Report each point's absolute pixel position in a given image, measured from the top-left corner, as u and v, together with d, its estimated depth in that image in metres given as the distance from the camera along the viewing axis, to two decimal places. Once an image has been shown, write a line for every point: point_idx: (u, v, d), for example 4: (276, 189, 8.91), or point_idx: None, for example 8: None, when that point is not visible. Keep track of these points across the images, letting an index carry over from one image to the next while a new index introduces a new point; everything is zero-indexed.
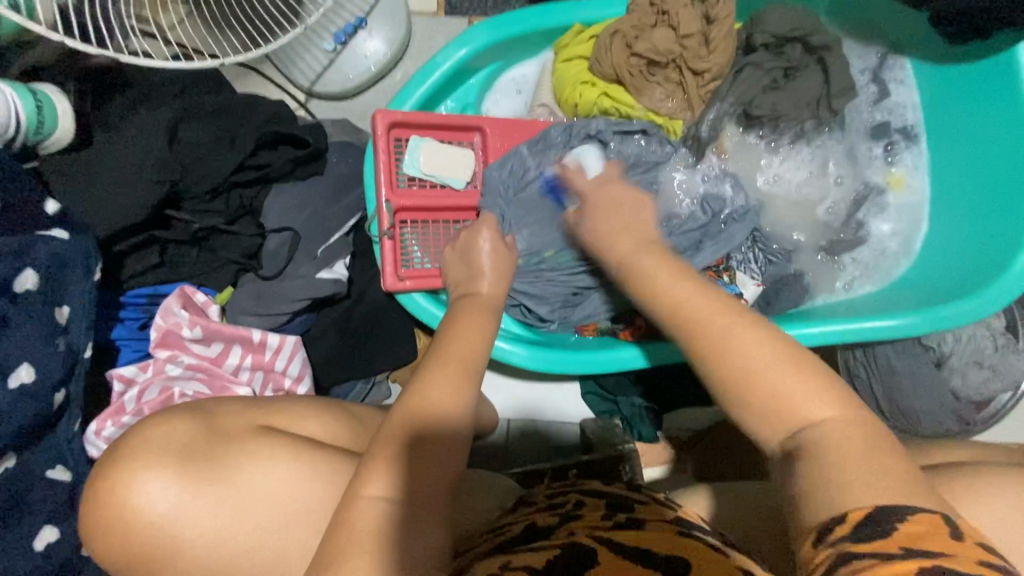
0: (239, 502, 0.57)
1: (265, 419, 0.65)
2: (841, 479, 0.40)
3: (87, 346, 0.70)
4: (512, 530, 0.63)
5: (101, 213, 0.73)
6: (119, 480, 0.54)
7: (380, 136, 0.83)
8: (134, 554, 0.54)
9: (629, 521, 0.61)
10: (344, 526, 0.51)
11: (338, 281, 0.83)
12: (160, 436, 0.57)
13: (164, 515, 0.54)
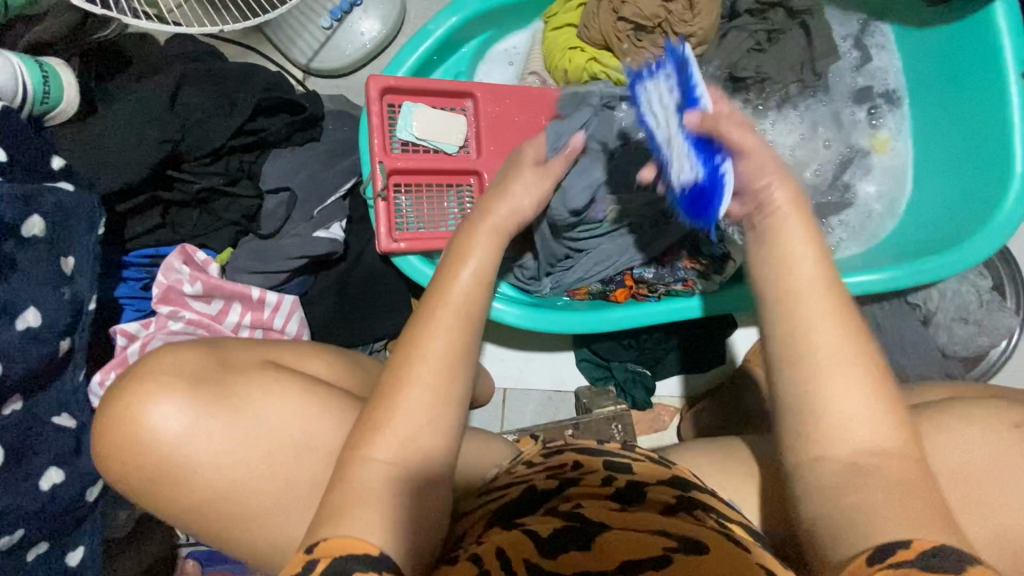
0: (249, 431, 0.60)
1: (271, 356, 0.68)
2: (871, 518, 0.44)
3: (92, 298, 0.72)
4: (510, 493, 0.64)
5: (105, 170, 0.75)
6: (137, 397, 0.58)
7: (374, 101, 0.86)
8: (145, 468, 0.58)
9: (629, 485, 0.63)
10: (346, 486, 0.52)
11: (335, 241, 0.87)
12: (171, 362, 0.61)
13: (173, 440, 0.58)
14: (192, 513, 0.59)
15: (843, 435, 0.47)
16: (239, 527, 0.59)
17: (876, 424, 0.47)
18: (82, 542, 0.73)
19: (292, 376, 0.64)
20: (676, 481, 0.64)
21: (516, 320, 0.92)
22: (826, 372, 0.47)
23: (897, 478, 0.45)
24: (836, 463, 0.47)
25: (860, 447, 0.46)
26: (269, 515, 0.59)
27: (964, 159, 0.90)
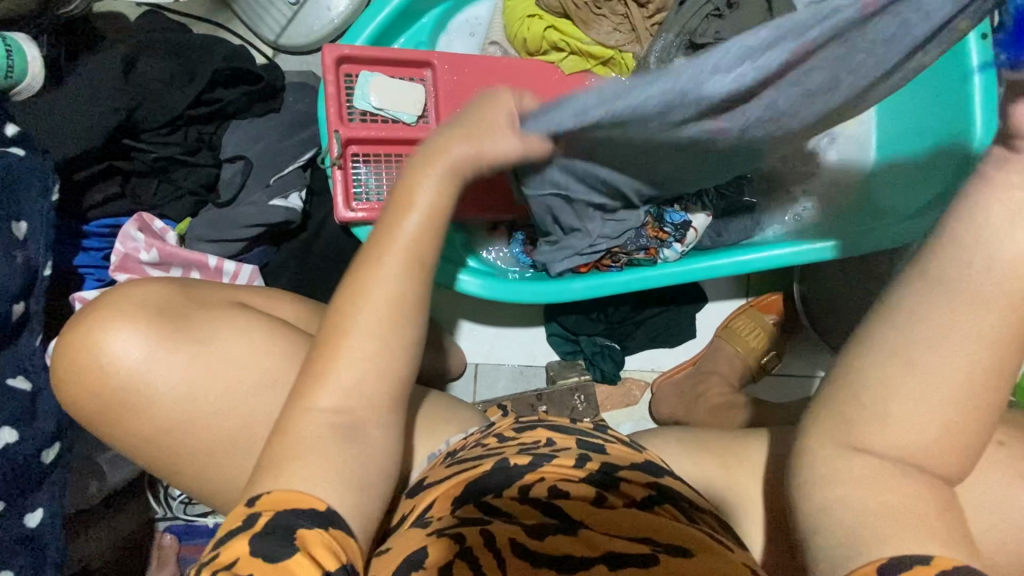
0: (213, 363, 0.59)
1: (242, 299, 0.68)
2: (891, 532, 0.43)
3: (46, 263, 0.73)
4: (484, 467, 0.66)
5: (60, 137, 0.76)
6: (99, 327, 0.58)
7: (329, 69, 0.86)
8: (102, 400, 0.58)
9: (603, 469, 0.67)
10: (294, 431, 0.52)
11: (291, 211, 0.87)
12: (138, 294, 0.62)
13: (131, 369, 0.58)
14: (144, 453, 0.60)
15: (898, 442, 0.44)
16: (186, 478, 0.61)
17: (940, 451, 0.44)
18: (42, 504, 0.74)
19: (255, 322, 0.63)
20: (644, 466, 0.69)
21: (479, 291, 0.93)
22: (947, 341, 0.43)
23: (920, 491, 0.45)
24: (875, 461, 0.45)
25: (902, 451, 0.44)
26: (212, 467, 0.60)
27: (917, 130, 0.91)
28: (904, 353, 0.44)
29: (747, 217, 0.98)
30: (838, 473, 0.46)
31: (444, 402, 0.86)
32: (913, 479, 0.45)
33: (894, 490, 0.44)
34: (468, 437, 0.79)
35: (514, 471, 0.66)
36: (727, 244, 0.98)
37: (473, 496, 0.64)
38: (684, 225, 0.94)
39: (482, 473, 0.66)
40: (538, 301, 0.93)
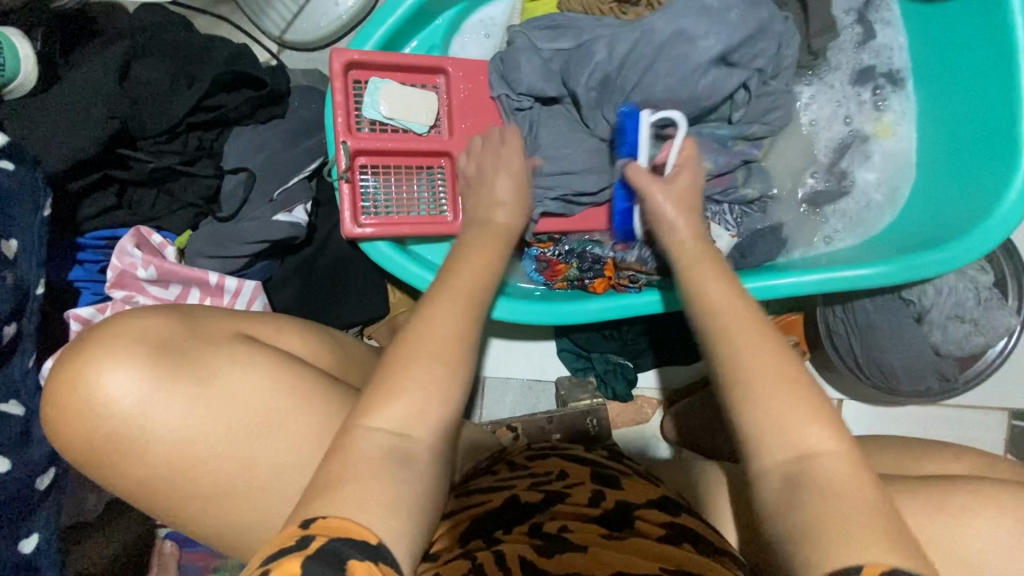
0: (216, 402, 0.56)
1: (244, 327, 0.64)
2: (840, 534, 0.44)
3: (38, 282, 0.69)
4: (492, 503, 0.65)
5: (51, 148, 0.72)
6: (90, 366, 0.53)
7: (336, 76, 0.82)
8: (88, 444, 0.54)
9: (616, 506, 0.64)
10: (340, 453, 0.49)
11: (296, 226, 0.83)
12: (133, 328, 0.56)
13: (130, 411, 0.54)
14: (138, 496, 0.57)
15: (787, 437, 0.50)
16: (186, 520, 0.58)
17: (812, 426, 0.50)
18: (38, 529, 0.71)
19: (258, 355, 0.60)
20: (660, 501, 0.65)
21: (489, 310, 0.88)
22: (757, 365, 0.53)
23: (838, 476, 0.48)
24: (779, 471, 0.50)
25: (801, 448, 0.49)
26: (218, 515, 0.57)
27: (951, 159, 0.87)
28: (751, 398, 0.52)
29: (774, 234, 0.92)
30: (767, 497, 0.50)
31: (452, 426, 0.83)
32: (822, 463, 0.49)
33: (822, 486, 0.47)
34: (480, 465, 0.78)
35: (526, 502, 0.64)
36: (753, 265, 0.91)
37: (481, 534, 0.61)
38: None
39: (490, 508, 0.64)
40: (549, 322, 0.89)
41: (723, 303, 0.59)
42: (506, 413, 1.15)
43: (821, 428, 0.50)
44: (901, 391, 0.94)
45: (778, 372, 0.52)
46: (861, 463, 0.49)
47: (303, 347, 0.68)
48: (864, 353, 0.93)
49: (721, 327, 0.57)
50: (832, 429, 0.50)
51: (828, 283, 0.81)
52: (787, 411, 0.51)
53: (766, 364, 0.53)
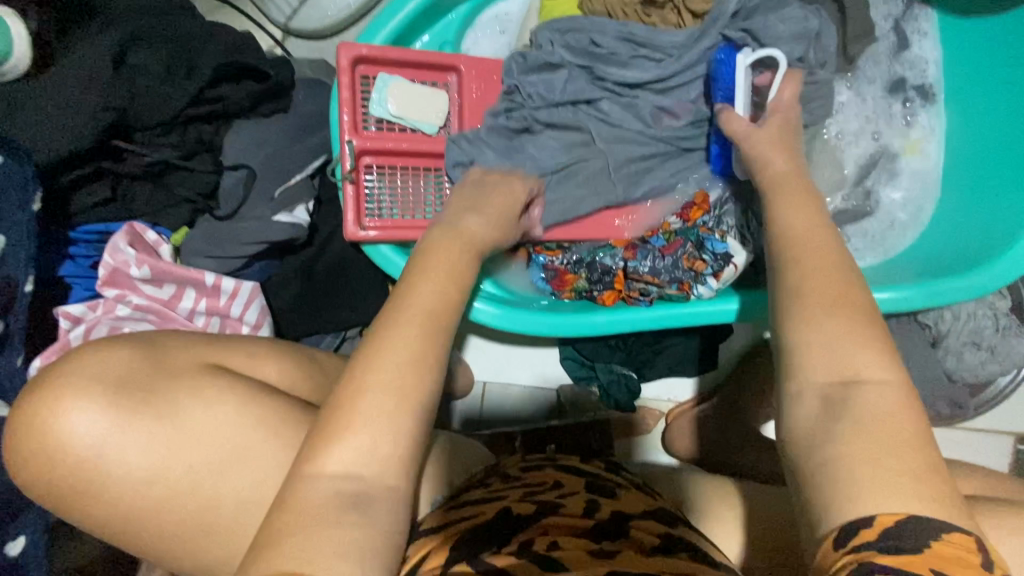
0: (173, 439, 0.56)
1: (214, 357, 0.64)
2: (868, 471, 0.39)
3: (27, 279, 0.67)
4: (485, 515, 0.60)
5: (45, 139, 0.69)
6: (49, 405, 0.54)
7: (344, 72, 0.78)
8: (60, 482, 0.54)
9: (612, 518, 0.61)
10: (304, 479, 0.45)
11: (297, 226, 0.80)
12: (98, 360, 0.57)
13: (86, 450, 0.54)
14: (126, 521, 0.55)
15: (832, 359, 0.43)
16: (174, 538, 0.56)
17: (868, 355, 0.43)
18: (25, 531, 0.70)
19: (242, 388, 0.60)
20: (657, 514, 0.62)
21: (493, 321, 0.86)
22: (801, 286, 0.46)
23: (883, 409, 0.41)
24: (814, 402, 0.43)
25: (843, 372, 0.43)
26: (196, 549, 0.57)
27: (982, 182, 0.84)
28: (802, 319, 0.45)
29: None
30: (800, 422, 0.44)
31: (446, 439, 0.81)
32: (867, 390, 0.42)
33: (864, 416, 0.41)
34: (473, 475, 0.74)
35: (516, 518, 0.59)
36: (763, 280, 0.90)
37: (468, 546, 0.56)
38: (726, 256, 0.83)
39: (482, 520, 0.59)
40: (550, 332, 0.86)
41: (807, 233, 0.50)
42: (505, 419, 1.13)
43: (871, 355, 0.43)
44: None
45: (831, 289, 0.45)
46: (915, 404, 0.42)
47: (279, 376, 0.68)
48: None
49: (789, 246, 0.49)
50: (885, 360, 0.43)
51: None
52: (843, 341, 0.43)
53: (824, 279, 0.46)
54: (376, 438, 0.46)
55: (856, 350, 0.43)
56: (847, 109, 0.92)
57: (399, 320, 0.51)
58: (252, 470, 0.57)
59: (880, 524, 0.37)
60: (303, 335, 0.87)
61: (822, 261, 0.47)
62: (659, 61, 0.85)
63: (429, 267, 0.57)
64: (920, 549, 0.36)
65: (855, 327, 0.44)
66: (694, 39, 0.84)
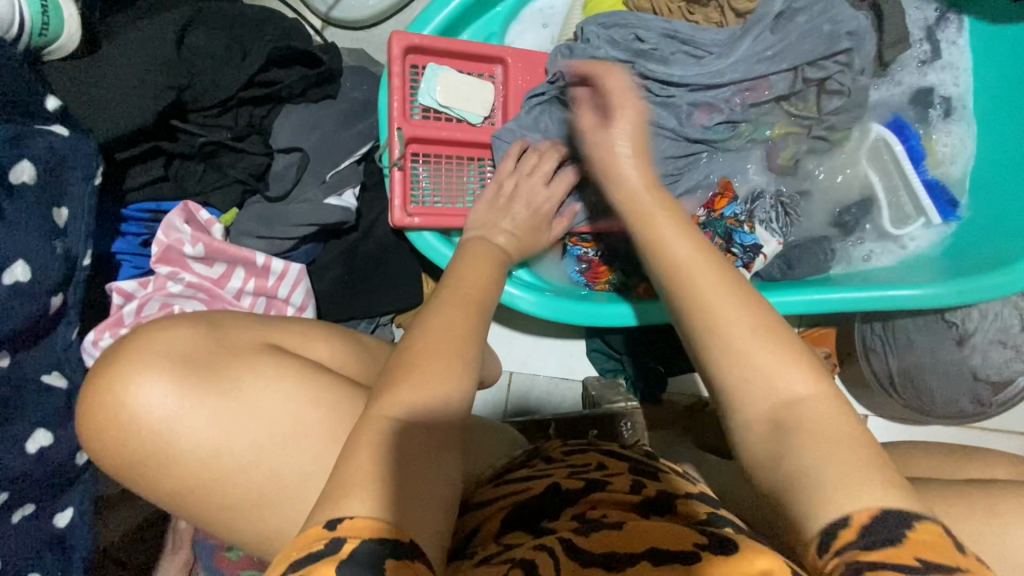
0: (239, 414, 0.55)
1: (271, 337, 0.63)
2: (837, 478, 0.40)
3: (86, 253, 0.68)
4: (533, 490, 0.61)
5: (106, 115, 0.70)
6: (116, 383, 0.53)
7: (396, 60, 0.79)
8: (128, 457, 0.53)
9: (660, 494, 0.59)
10: (364, 445, 0.45)
11: (347, 210, 0.82)
12: (161, 340, 0.56)
13: (157, 423, 0.53)
14: (188, 497, 0.55)
15: (763, 389, 0.45)
16: (234, 516, 0.55)
17: (791, 368, 0.45)
18: (72, 504, 0.70)
19: (293, 361, 0.59)
20: (705, 498, 0.60)
21: (532, 308, 0.87)
22: (720, 305, 0.47)
23: (825, 419, 0.43)
24: (761, 441, 0.44)
25: (773, 401, 0.44)
26: (250, 526, 0.56)
27: (1008, 190, 0.87)
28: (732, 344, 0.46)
29: (819, 247, 0.90)
30: (755, 448, 0.45)
31: (481, 423, 0.81)
32: (805, 409, 0.44)
33: (812, 432, 0.42)
34: (514, 459, 0.75)
35: (563, 492, 0.60)
36: (798, 277, 0.89)
37: (522, 521, 0.57)
38: (755, 248, 0.86)
39: (530, 496, 0.60)
40: (582, 321, 0.87)
41: (686, 250, 0.51)
42: (530, 411, 1.14)
43: (797, 370, 0.45)
44: (932, 410, 0.96)
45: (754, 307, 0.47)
46: (846, 410, 0.44)
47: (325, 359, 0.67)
48: (903, 373, 0.94)
49: (676, 259, 0.51)
50: (808, 373, 0.45)
51: (875, 301, 0.80)
52: (765, 358, 0.45)
53: (733, 296, 0.48)
54: (433, 409, 0.49)
55: (782, 366, 0.45)
56: (884, 106, 0.92)
57: (428, 315, 0.55)
58: (312, 448, 0.56)
59: (856, 522, 0.38)
60: (343, 319, 0.88)
61: (719, 275, 0.49)
62: (700, 58, 0.87)
63: (464, 279, 0.62)
64: (900, 538, 0.37)
65: (775, 340, 0.46)
66: (736, 38, 0.86)
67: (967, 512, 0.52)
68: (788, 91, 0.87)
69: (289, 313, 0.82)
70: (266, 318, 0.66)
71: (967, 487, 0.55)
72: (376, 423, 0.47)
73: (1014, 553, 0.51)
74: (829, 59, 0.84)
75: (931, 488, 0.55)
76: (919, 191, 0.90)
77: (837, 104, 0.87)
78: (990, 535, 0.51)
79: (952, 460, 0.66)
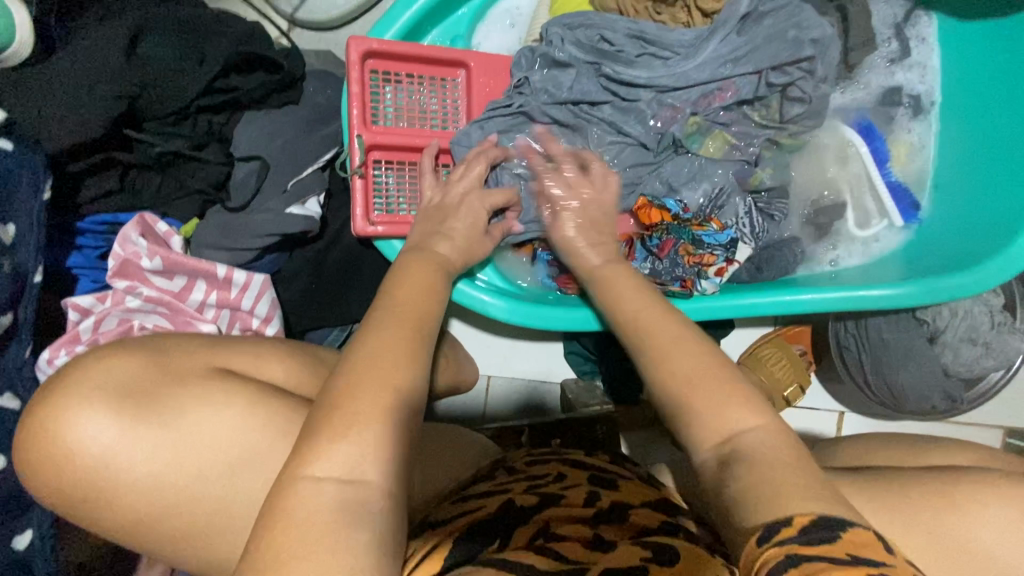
0: (183, 445, 0.54)
1: (222, 360, 0.62)
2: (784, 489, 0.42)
3: (37, 269, 0.66)
4: (488, 508, 0.61)
5: (50, 125, 0.67)
6: (55, 416, 0.52)
7: (353, 65, 0.77)
8: (71, 490, 0.52)
9: (613, 506, 0.61)
10: (293, 506, 0.43)
11: (310, 219, 0.80)
12: (103, 369, 0.55)
13: (98, 457, 0.52)
14: (140, 522, 0.54)
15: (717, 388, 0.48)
16: (195, 536, 0.55)
17: (731, 410, 0.49)
18: (32, 526, 0.67)
19: (245, 385, 0.59)
20: (661, 508, 0.62)
21: (503, 314, 0.85)
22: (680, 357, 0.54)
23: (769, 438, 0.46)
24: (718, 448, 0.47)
25: (729, 420, 0.47)
26: (212, 549, 0.56)
27: (981, 186, 0.86)
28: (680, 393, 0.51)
29: (790, 248, 0.90)
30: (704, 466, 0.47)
31: (446, 436, 0.80)
32: (745, 441, 0.47)
33: (748, 460, 0.45)
34: (479, 470, 0.75)
35: (520, 509, 0.60)
36: (769, 279, 0.90)
37: (470, 541, 0.56)
38: (731, 242, 0.84)
39: (485, 514, 0.60)
40: (550, 326, 0.86)
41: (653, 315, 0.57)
42: (509, 415, 1.14)
43: (738, 410, 0.48)
44: (906, 407, 0.95)
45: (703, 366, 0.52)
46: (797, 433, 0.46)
47: (285, 373, 0.66)
48: (876, 372, 0.93)
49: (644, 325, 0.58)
50: (758, 412, 0.48)
51: (843, 303, 0.80)
52: (710, 401, 0.49)
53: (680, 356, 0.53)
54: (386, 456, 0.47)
55: (726, 407, 0.49)
56: (854, 105, 0.92)
57: (370, 337, 0.53)
58: (270, 469, 0.56)
59: (797, 522, 0.39)
60: (310, 327, 0.87)
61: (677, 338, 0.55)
62: (667, 59, 0.85)
63: (403, 297, 0.59)
64: (834, 538, 0.38)
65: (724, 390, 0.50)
66: (703, 38, 0.85)
67: (919, 497, 0.53)
68: (752, 95, 0.86)
69: (254, 325, 0.80)
70: (215, 340, 0.65)
71: (922, 472, 0.55)
72: (315, 475, 0.44)
73: (972, 540, 0.50)
74: (793, 65, 0.83)
75: (892, 473, 0.55)
76: (884, 196, 0.91)
77: (798, 111, 0.86)
78: (945, 520, 0.51)
79: (915, 451, 0.66)
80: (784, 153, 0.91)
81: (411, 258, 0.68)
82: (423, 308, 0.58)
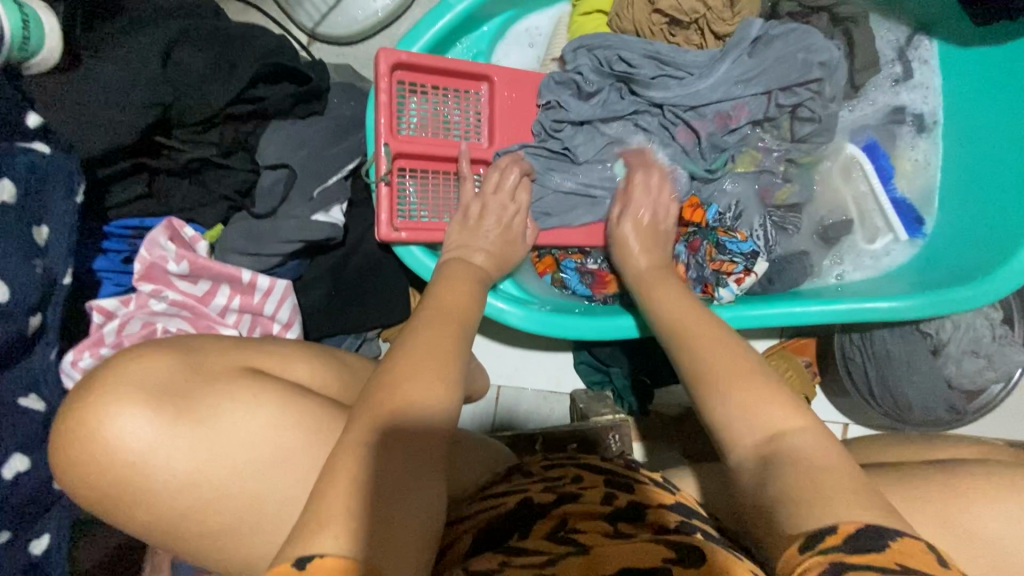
0: (216, 445, 0.55)
1: (250, 361, 0.63)
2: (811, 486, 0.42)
3: (66, 272, 0.66)
4: (506, 506, 0.61)
5: (87, 129, 0.69)
6: (93, 413, 0.52)
7: (381, 77, 0.79)
8: (103, 489, 0.52)
9: (631, 508, 0.61)
10: (341, 488, 0.44)
11: (335, 226, 0.83)
12: (137, 368, 0.56)
13: (129, 457, 0.52)
14: (171, 524, 0.54)
15: (754, 418, 0.49)
16: (224, 536, 0.55)
17: (775, 409, 0.49)
18: (49, 530, 0.66)
19: (275, 386, 0.60)
20: (677, 508, 0.62)
21: (520, 322, 0.86)
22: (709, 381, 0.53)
23: (808, 449, 0.46)
24: (755, 449, 0.48)
25: (774, 428, 0.48)
26: (240, 549, 0.56)
27: (979, 202, 0.90)
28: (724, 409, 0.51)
29: (800, 261, 0.93)
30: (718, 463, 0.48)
31: (464, 435, 0.81)
32: (794, 439, 0.47)
33: (792, 461, 0.45)
34: (497, 474, 0.75)
35: (537, 507, 0.60)
36: (780, 291, 0.92)
37: (491, 543, 0.57)
38: (753, 254, 0.88)
39: (504, 512, 0.60)
40: (569, 335, 0.87)
41: None
42: (517, 422, 1.14)
43: (782, 408, 0.49)
44: (910, 417, 0.97)
45: (737, 368, 0.52)
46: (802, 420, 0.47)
47: (311, 375, 0.67)
48: (881, 382, 0.95)
49: None
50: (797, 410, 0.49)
51: (852, 314, 0.82)
52: (750, 400, 0.50)
53: (717, 351, 0.55)
54: (421, 446, 0.48)
55: (762, 404, 0.49)
56: (861, 122, 0.96)
57: (415, 335, 0.56)
58: (300, 469, 0.57)
59: (842, 532, 0.39)
60: (330, 334, 0.87)
61: (717, 345, 0.56)
62: (682, 79, 0.89)
63: (439, 300, 0.63)
64: (882, 547, 0.38)
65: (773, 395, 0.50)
66: (716, 60, 0.88)
67: (936, 493, 0.54)
68: (763, 116, 0.89)
69: (275, 330, 0.82)
70: (245, 342, 0.66)
71: (934, 468, 0.57)
72: (358, 452, 0.46)
73: (988, 535, 0.52)
74: (802, 86, 0.87)
75: (904, 474, 0.57)
76: (890, 214, 0.94)
77: (809, 130, 0.90)
78: (963, 516, 0.52)
79: (920, 447, 0.68)
80: (793, 168, 0.94)
81: (444, 271, 0.71)
82: (460, 312, 0.61)
